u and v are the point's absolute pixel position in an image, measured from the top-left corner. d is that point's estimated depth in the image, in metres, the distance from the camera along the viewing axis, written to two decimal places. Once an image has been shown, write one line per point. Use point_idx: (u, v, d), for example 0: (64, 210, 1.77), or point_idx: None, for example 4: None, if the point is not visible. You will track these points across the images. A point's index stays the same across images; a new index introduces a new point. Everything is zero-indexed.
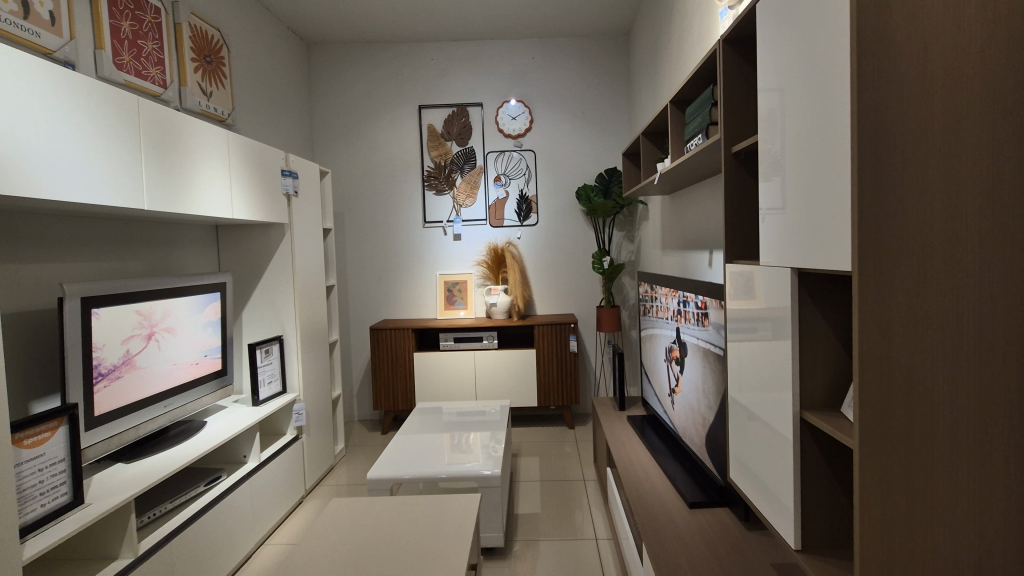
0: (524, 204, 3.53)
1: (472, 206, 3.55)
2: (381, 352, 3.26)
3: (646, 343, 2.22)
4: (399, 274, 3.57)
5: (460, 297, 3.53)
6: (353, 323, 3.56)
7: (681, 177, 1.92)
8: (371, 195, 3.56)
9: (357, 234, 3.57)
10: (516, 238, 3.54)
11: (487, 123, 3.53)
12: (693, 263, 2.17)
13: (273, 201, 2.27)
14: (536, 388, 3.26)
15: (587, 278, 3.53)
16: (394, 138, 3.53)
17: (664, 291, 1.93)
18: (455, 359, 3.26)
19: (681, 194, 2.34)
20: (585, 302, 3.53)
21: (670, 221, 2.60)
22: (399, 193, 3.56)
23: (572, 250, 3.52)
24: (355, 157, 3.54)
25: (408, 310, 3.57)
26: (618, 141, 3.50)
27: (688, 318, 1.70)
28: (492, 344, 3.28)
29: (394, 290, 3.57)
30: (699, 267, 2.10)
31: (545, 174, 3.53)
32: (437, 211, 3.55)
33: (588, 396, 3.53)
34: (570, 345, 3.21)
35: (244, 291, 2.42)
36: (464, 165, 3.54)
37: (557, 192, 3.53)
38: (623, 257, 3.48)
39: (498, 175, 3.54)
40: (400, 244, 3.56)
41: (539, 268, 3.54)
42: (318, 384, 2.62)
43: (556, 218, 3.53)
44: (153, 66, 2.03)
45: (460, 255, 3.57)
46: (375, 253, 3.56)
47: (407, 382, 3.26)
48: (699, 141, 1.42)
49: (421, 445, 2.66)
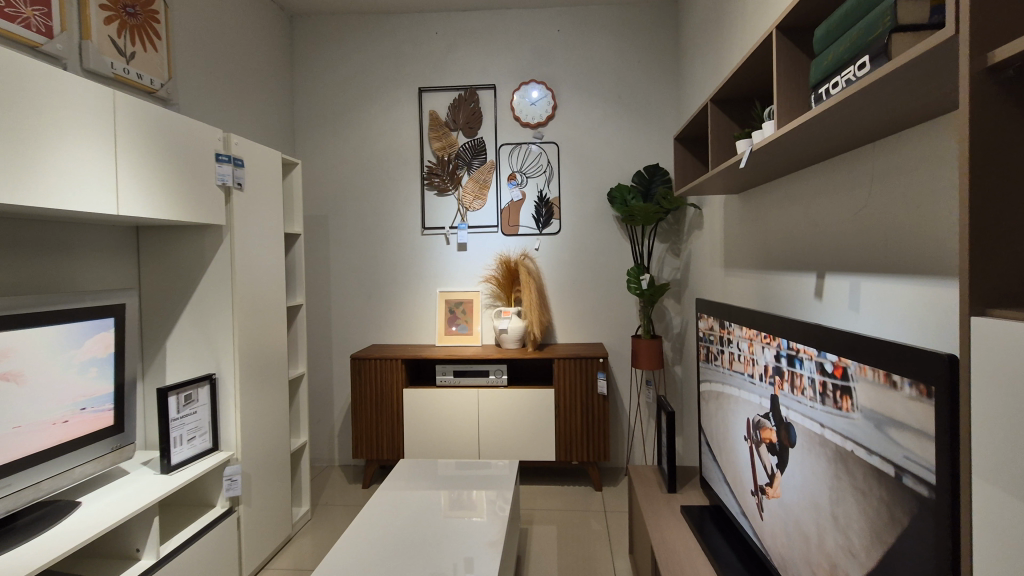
0: (544, 208, 2.90)
1: (481, 209, 2.93)
2: (363, 387, 2.65)
3: (710, 405, 1.56)
4: (392, 291, 2.97)
5: (465, 320, 2.90)
6: (335, 348, 2.98)
7: (779, 159, 1.27)
8: (361, 196, 2.98)
9: (342, 241, 2.99)
10: (534, 249, 2.91)
11: (501, 109, 2.92)
12: (782, 290, 1.51)
13: (200, 196, 1.71)
14: (554, 438, 2.60)
15: (621, 300, 2.86)
16: (389, 128, 2.96)
17: (749, 334, 1.28)
18: (454, 397, 2.64)
19: (762, 191, 1.68)
20: (618, 330, 2.86)
21: (741, 230, 1.93)
22: (394, 193, 2.97)
23: (601, 265, 2.87)
24: (344, 150, 2.98)
25: (401, 334, 2.96)
26: (661, 132, 2.85)
27: (799, 386, 1.04)
28: (501, 381, 2.64)
29: (385, 310, 2.97)
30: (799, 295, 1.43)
31: (570, 172, 2.90)
32: (440, 216, 2.95)
33: (621, 449, 2.84)
34: (598, 385, 2.55)
35: (169, 313, 1.85)
36: (472, 160, 2.94)
37: (585, 194, 2.89)
38: (666, 276, 2.80)
39: (513, 173, 2.92)
40: (394, 254, 2.97)
41: (561, 286, 2.89)
42: (268, 436, 2.02)
43: (583, 226, 2.88)
44: (28, 4, 1.46)
45: (465, 269, 2.95)
46: (364, 265, 2.98)
47: (394, 425, 2.64)
48: (860, 71, 0.77)
49: (403, 515, 2.03)
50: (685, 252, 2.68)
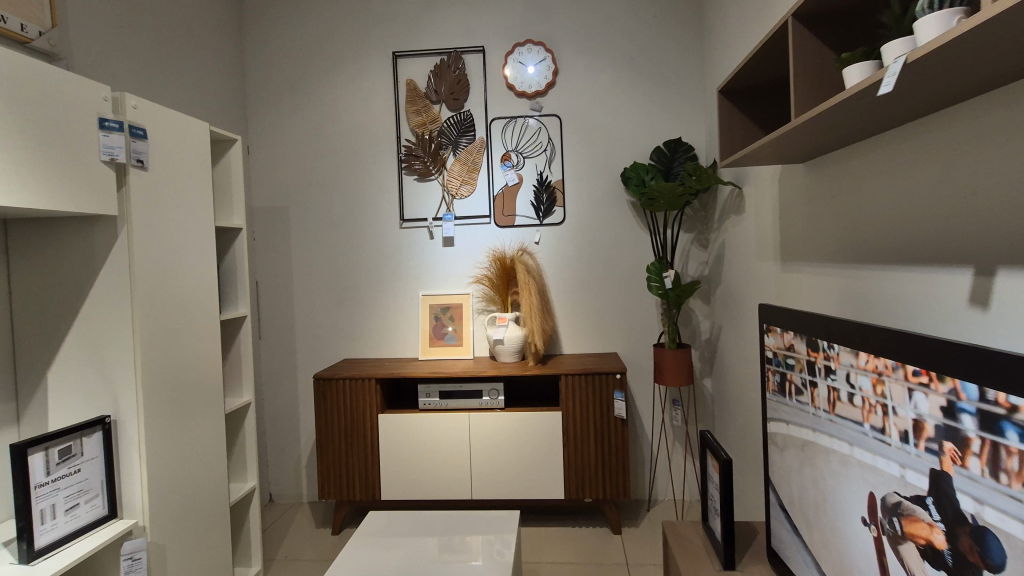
0: (545, 193, 2.43)
1: (470, 196, 2.47)
2: (329, 414, 2.18)
3: (790, 457, 1.12)
4: (366, 295, 2.51)
5: (453, 329, 2.44)
6: (302, 363, 2.53)
7: (923, 90, 0.81)
8: (327, 184, 2.52)
9: (307, 237, 2.52)
10: (534, 243, 2.45)
11: (491, 76, 2.45)
12: (898, 292, 1.06)
13: (75, 175, 1.24)
14: (564, 472, 2.14)
15: (638, 301, 2.40)
16: (358, 102, 2.50)
17: (875, 366, 0.83)
18: (441, 424, 2.18)
19: (851, 155, 1.22)
20: (635, 338, 2.41)
21: (808, 212, 1.47)
22: (366, 178, 2.50)
23: (614, 260, 2.41)
24: (306, 129, 2.52)
25: (378, 346, 2.50)
26: (682, 100, 2.39)
27: (1016, 472, 0.59)
28: (499, 404, 2.18)
29: (359, 319, 2.51)
30: (931, 298, 0.98)
31: (575, 150, 2.44)
32: (421, 205, 2.48)
33: (642, 479, 2.39)
34: (616, 407, 2.10)
35: (48, 332, 1.39)
36: (458, 138, 2.47)
37: (593, 176, 2.43)
38: (692, 272, 2.38)
39: (507, 153, 2.46)
40: (368, 251, 2.51)
41: (567, 286, 2.44)
42: (195, 489, 1.56)
43: (592, 214, 2.42)
44: None
45: (452, 268, 2.48)
46: (332, 265, 2.51)
47: (369, 458, 2.19)
48: None
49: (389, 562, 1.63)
50: (714, 244, 2.26)
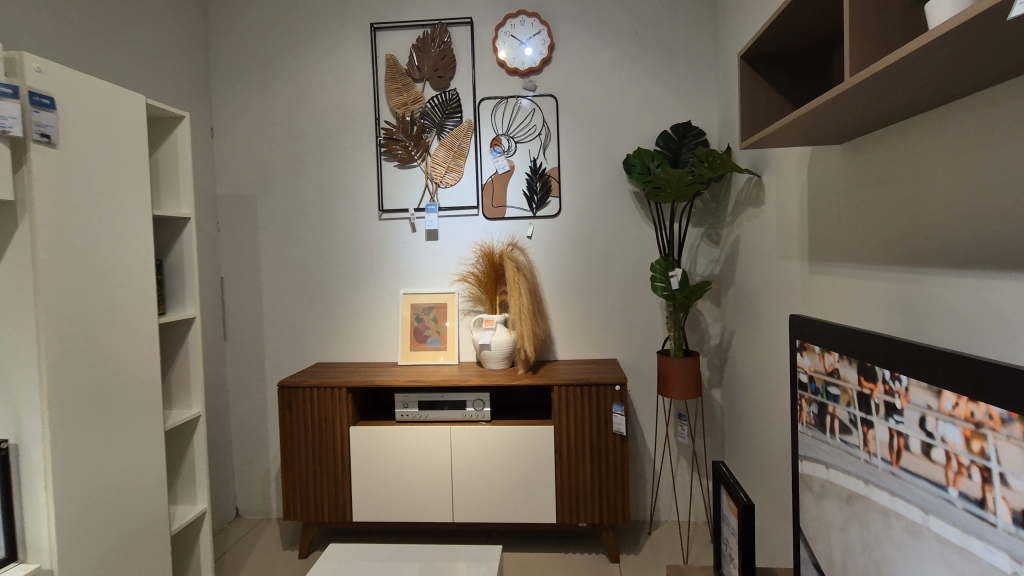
0: (539, 182, 2.20)
1: (456, 185, 2.23)
2: (296, 426, 1.97)
3: (831, 509, 0.89)
4: (342, 293, 2.29)
5: (436, 332, 2.21)
6: (271, 367, 2.31)
7: None
8: (299, 170, 2.28)
9: (276, 229, 2.30)
10: (526, 237, 2.21)
11: (480, 52, 2.21)
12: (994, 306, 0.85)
13: None
14: (556, 493, 1.92)
15: (641, 302, 2.18)
16: (334, 79, 2.26)
17: (969, 414, 0.60)
18: (420, 438, 1.96)
19: (927, 134, 0.99)
20: (637, 343, 2.18)
21: (848, 202, 1.23)
22: (342, 164, 2.27)
23: (615, 257, 2.18)
24: (276, 109, 2.28)
25: (354, 350, 2.28)
26: (692, 80, 2.15)
27: None
28: (485, 417, 1.96)
29: (334, 319, 2.29)
30: None
31: (573, 134, 2.20)
32: (402, 195, 2.25)
33: (643, 498, 2.17)
34: (615, 422, 1.87)
35: None
36: (443, 120, 2.23)
37: (592, 163, 2.19)
38: (701, 271, 2.17)
39: (497, 137, 2.22)
40: (344, 245, 2.28)
41: (562, 284, 2.21)
42: (122, 518, 1.34)
43: (590, 206, 2.19)
44: None
45: (436, 264, 2.25)
46: (304, 260, 2.29)
47: (339, 475, 1.97)
48: None
49: None
50: (727, 239, 2.04)
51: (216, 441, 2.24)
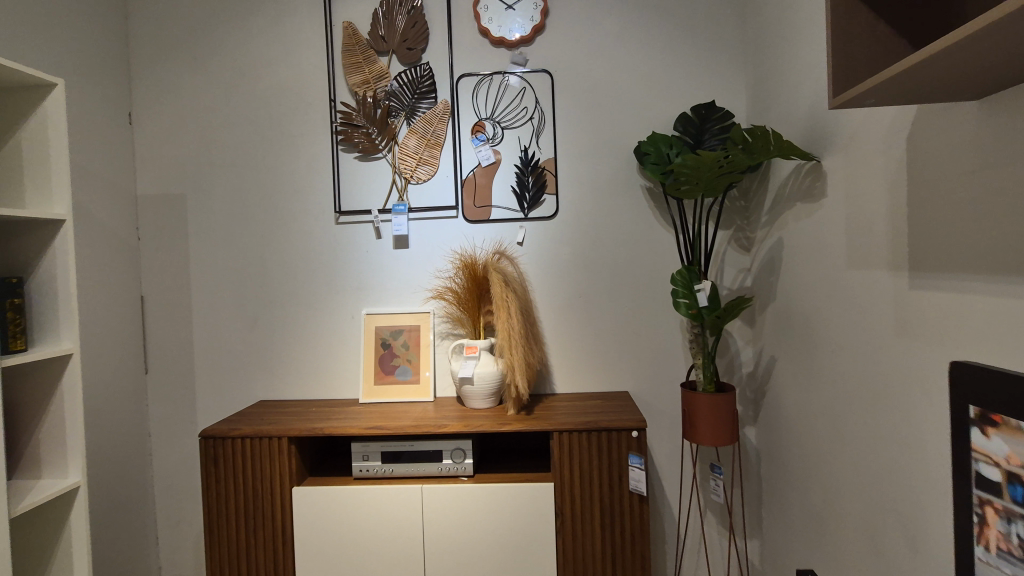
0: (532, 176, 1.81)
1: (430, 180, 1.83)
2: (225, 489, 1.54)
3: None
4: (291, 314, 1.87)
5: (406, 361, 1.81)
6: (204, 405, 1.88)
7: None
8: (238, 164, 1.87)
9: (210, 236, 1.87)
10: (516, 243, 1.81)
11: (459, 19, 1.81)
12: None
13: None
14: (558, 569, 1.51)
15: (656, 322, 1.79)
16: (280, 54, 1.85)
17: None
18: (383, 501, 1.54)
19: None
20: (654, 373, 1.79)
21: (981, 190, 0.85)
22: (291, 156, 1.85)
23: (625, 267, 1.79)
24: (209, 90, 1.87)
25: (307, 384, 1.86)
26: (716, 52, 1.77)
27: None
28: (466, 472, 1.55)
29: (281, 345, 1.87)
30: None
31: (572, 118, 1.81)
32: (364, 194, 1.84)
33: (664, 563, 1.77)
34: (632, 478, 1.47)
35: None
36: (413, 101, 1.83)
37: (595, 153, 1.80)
38: (729, 283, 1.79)
39: (480, 122, 1.83)
40: (293, 256, 1.86)
41: (560, 301, 1.81)
42: None
43: (593, 204, 1.80)
44: None
45: (405, 278, 1.84)
46: (244, 274, 1.87)
47: (282, 550, 1.55)
48: None
49: None
50: (760, 246, 1.69)
51: (132, 500, 1.80)
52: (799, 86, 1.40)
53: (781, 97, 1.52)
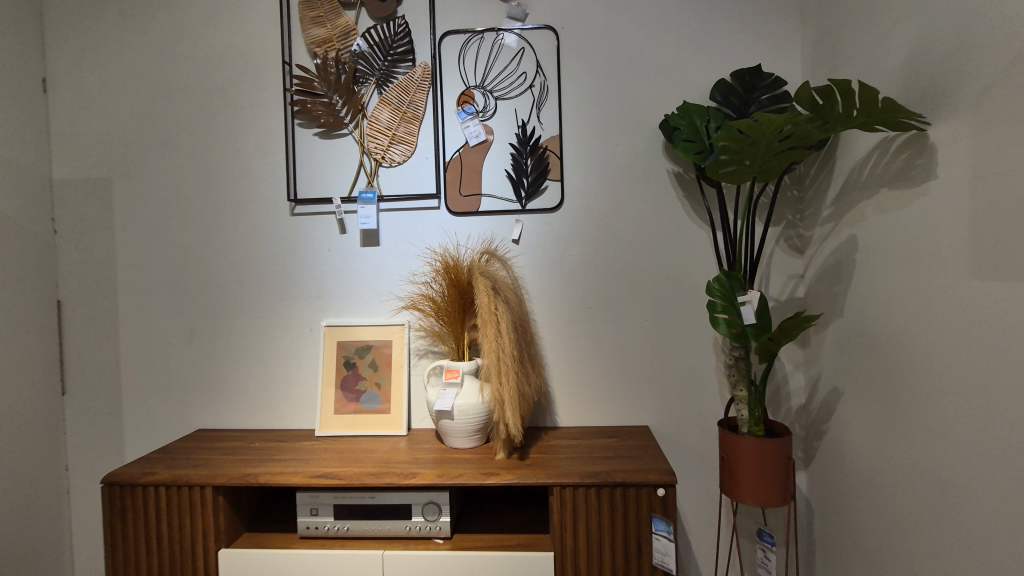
0: (531, 157, 1.46)
1: (406, 162, 1.49)
2: (135, 551, 1.21)
3: None
4: (237, 326, 1.53)
5: (374, 385, 1.47)
6: (131, 434, 1.55)
7: None
8: (174, 142, 1.54)
9: (140, 229, 1.54)
10: (511, 241, 1.47)
11: None
12: None
13: None
14: None
15: (685, 340, 1.44)
16: (226, 8, 1.52)
17: None
18: (335, 571, 1.20)
19: None
20: (682, 404, 1.44)
21: None
22: (237, 133, 1.52)
23: (647, 272, 1.44)
24: (140, 51, 1.54)
25: (256, 410, 1.53)
26: (763, 4, 1.41)
27: None
28: (442, 534, 1.21)
29: (224, 362, 1.54)
30: None
31: (582, 86, 1.46)
32: (326, 180, 1.51)
33: None
34: (656, 550, 1.12)
35: None
36: (387, 65, 1.49)
37: (610, 129, 1.45)
38: (776, 292, 1.44)
39: (468, 90, 1.48)
40: (239, 255, 1.53)
41: (564, 313, 1.46)
42: None
43: (607, 192, 1.45)
44: None
45: (375, 282, 1.50)
46: (182, 276, 1.54)
47: None
48: None
49: None
50: (819, 249, 1.34)
51: (43, 551, 1.48)
52: (889, 30, 1.04)
53: (858, 51, 1.16)
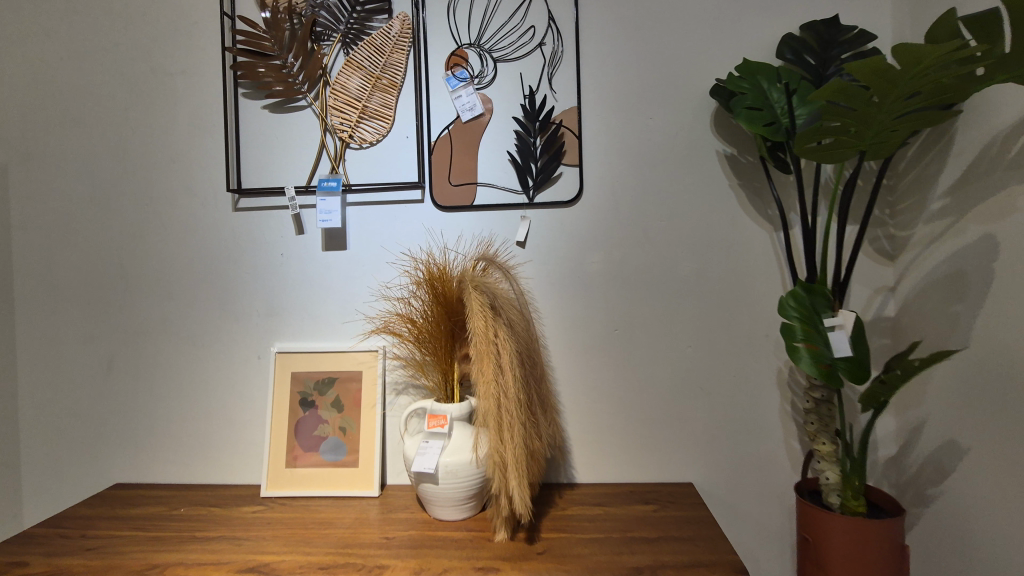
0: (541, 135, 1.12)
1: (380, 143, 1.16)
2: None
3: None
4: (165, 353, 1.20)
5: (338, 432, 1.14)
6: (30, 492, 1.22)
7: None
8: (85, 119, 1.21)
9: (43, 230, 1.21)
10: (514, 244, 1.14)
11: None
12: None
13: None
14: None
15: (741, 373, 1.10)
16: None
17: None
18: None
19: None
20: (736, 456, 1.11)
21: None
22: (166, 107, 1.19)
23: (691, 284, 1.11)
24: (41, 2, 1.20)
25: (189, 461, 1.20)
26: None
27: None
28: None
29: (150, 400, 1.21)
30: None
31: (607, 44, 1.13)
32: (278, 167, 1.18)
33: None
34: None
35: None
36: (355, 18, 1.16)
37: (643, 100, 1.12)
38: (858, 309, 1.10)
39: (461, 49, 1.15)
40: (169, 263, 1.20)
41: (582, 337, 1.13)
42: None
43: (638, 181, 1.12)
44: None
45: (339, 297, 1.17)
46: (96, 289, 1.21)
47: None
48: None
49: None
50: (922, 255, 1.01)
51: None
52: None
53: None
